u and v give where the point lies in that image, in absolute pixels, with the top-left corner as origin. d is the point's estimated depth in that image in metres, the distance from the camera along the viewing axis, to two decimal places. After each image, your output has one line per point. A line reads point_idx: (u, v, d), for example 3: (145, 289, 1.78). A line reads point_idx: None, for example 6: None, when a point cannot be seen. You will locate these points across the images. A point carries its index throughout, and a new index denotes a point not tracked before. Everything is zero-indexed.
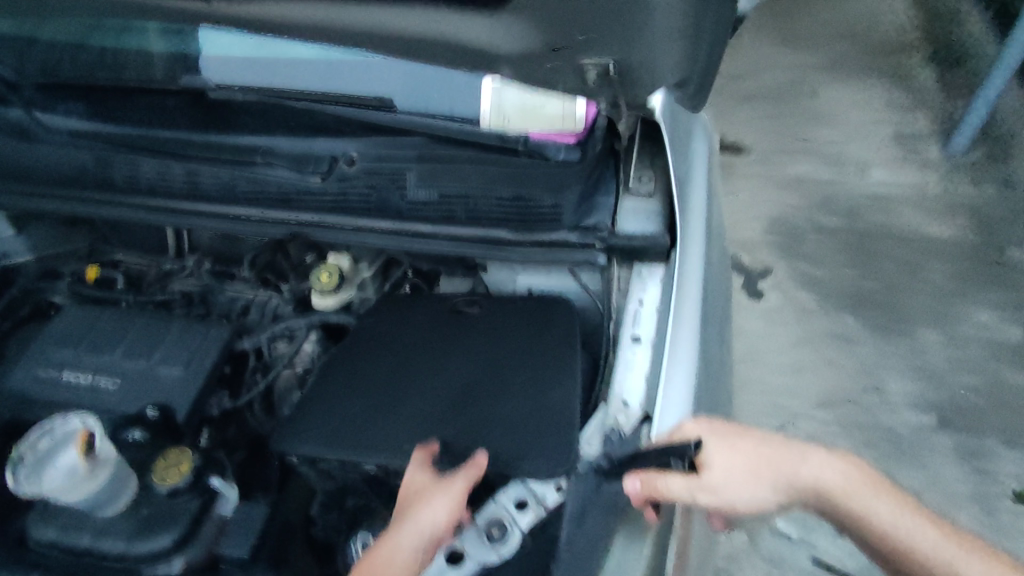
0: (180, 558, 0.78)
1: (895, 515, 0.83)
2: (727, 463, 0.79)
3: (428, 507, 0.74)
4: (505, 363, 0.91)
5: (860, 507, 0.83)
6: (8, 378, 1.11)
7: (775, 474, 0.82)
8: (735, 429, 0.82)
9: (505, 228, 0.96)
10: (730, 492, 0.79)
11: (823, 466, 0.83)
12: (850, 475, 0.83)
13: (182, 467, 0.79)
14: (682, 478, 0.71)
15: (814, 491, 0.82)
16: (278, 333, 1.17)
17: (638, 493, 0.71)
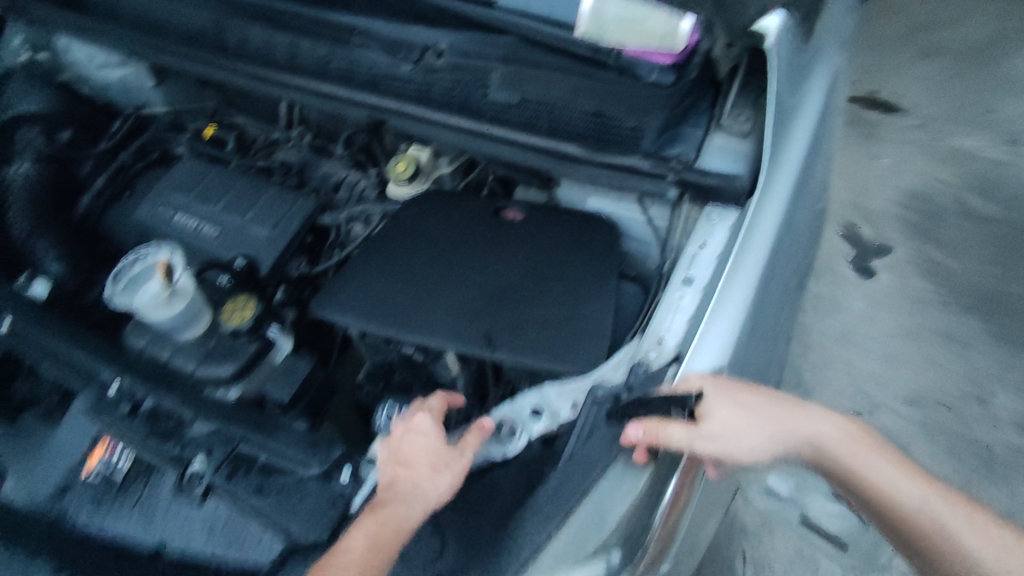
0: (235, 389, 0.89)
1: (898, 476, 0.78)
2: (729, 416, 0.75)
3: (435, 479, 0.74)
4: (543, 271, 0.96)
5: (863, 469, 0.78)
6: (133, 212, 1.27)
7: (781, 430, 0.78)
8: (737, 382, 0.77)
9: (575, 144, 0.93)
10: (729, 441, 0.76)
11: (829, 426, 0.79)
12: (856, 438, 0.79)
13: (246, 312, 0.89)
14: (685, 429, 0.70)
15: (817, 450, 0.79)
16: (355, 214, 1.25)
17: (641, 440, 0.69)
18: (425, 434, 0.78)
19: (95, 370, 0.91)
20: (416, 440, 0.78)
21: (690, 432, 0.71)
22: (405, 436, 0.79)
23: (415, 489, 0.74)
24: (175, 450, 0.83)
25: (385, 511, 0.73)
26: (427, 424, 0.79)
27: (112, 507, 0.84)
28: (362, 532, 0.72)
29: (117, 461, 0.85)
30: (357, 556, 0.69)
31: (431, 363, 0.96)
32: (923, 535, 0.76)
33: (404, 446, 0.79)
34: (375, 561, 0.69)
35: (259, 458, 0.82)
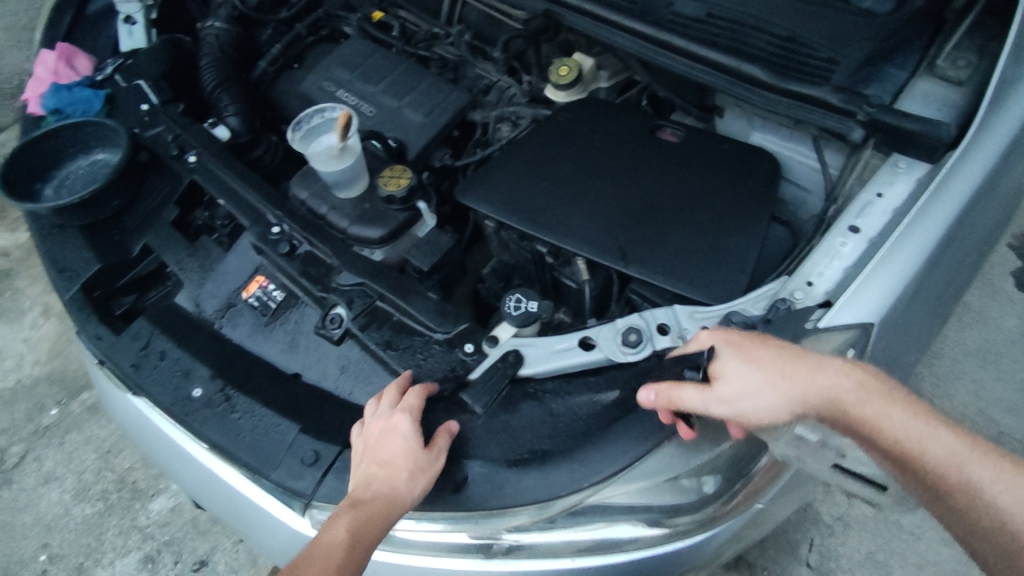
0: (381, 251, 0.96)
1: (916, 426, 0.67)
2: (752, 382, 0.69)
3: (411, 483, 0.73)
4: (692, 195, 0.93)
5: (876, 418, 0.67)
6: (302, 82, 1.36)
7: (798, 387, 0.68)
8: (760, 338, 0.71)
9: (760, 65, 0.85)
10: (755, 409, 0.69)
11: (842, 374, 0.68)
12: (871, 387, 0.68)
13: (400, 182, 0.93)
14: (699, 392, 0.70)
15: (830, 404, 0.68)
16: (505, 115, 1.25)
17: (655, 403, 0.72)
18: (406, 437, 0.75)
19: (263, 211, 1.00)
20: (392, 442, 0.75)
21: (702, 393, 0.70)
22: (385, 434, 0.76)
23: (394, 489, 0.72)
24: (320, 292, 0.91)
25: (364, 508, 0.71)
26: (406, 426, 0.76)
27: (263, 329, 0.93)
28: (342, 524, 0.70)
29: (273, 291, 0.95)
30: (336, 550, 0.68)
31: (559, 269, 0.97)
32: (947, 491, 0.66)
33: (381, 446, 0.75)
34: (354, 554, 0.68)
35: (393, 316, 0.89)
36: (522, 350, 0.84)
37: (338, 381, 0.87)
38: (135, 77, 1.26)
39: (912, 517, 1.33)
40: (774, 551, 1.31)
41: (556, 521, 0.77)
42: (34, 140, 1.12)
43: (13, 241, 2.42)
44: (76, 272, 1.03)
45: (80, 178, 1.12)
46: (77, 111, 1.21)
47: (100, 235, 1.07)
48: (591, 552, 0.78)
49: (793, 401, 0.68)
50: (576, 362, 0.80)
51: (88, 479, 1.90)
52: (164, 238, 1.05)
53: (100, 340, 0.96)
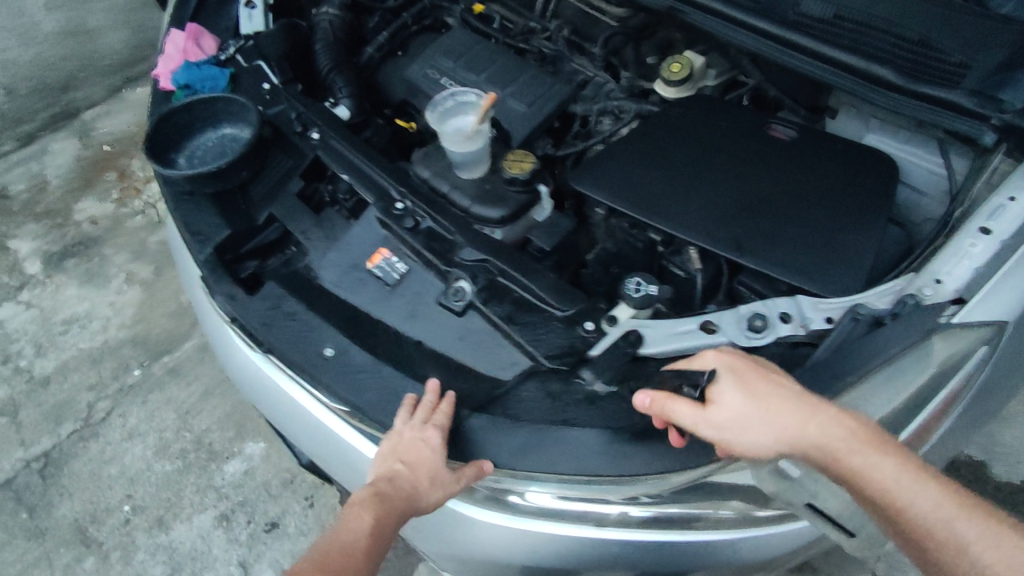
0: (501, 231, 1.01)
1: (908, 483, 0.66)
2: (743, 411, 0.71)
3: (425, 497, 0.82)
4: (805, 191, 0.96)
5: (865, 470, 0.67)
6: (407, 69, 1.42)
7: (788, 428, 0.70)
8: (762, 370, 0.73)
9: (891, 68, 0.88)
10: (743, 438, 0.71)
11: (833, 421, 0.69)
12: (864, 439, 0.68)
13: (525, 165, 1.00)
14: (691, 409, 0.74)
15: (819, 449, 0.69)
16: (607, 109, 1.30)
17: (648, 409, 0.77)
18: (435, 452, 0.82)
19: (386, 187, 1.06)
20: (420, 451, 0.82)
21: (695, 411, 0.73)
22: (414, 443, 0.82)
23: (416, 497, 0.81)
24: (444, 267, 0.97)
25: (389, 506, 0.80)
26: (436, 440, 0.83)
27: (386, 297, 0.99)
28: (369, 516, 0.78)
29: (396, 263, 1.00)
30: (360, 539, 0.76)
31: (669, 257, 1.00)
32: (933, 549, 0.66)
33: (409, 449, 0.82)
34: (376, 544, 0.77)
35: (513, 292, 0.94)
36: (641, 331, 0.88)
37: (458, 349, 0.92)
38: (256, 58, 1.33)
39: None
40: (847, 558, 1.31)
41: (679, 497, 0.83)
42: (168, 113, 1.19)
43: (100, 210, 2.51)
44: (208, 236, 1.11)
45: (211, 150, 1.20)
46: (205, 86, 1.29)
47: (228, 203, 1.15)
48: (710, 529, 0.84)
49: (779, 439, 0.70)
50: (696, 344, 0.84)
51: (168, 437, 1.99)
52: (288, 208, 1.12)
53: (233, 300, 1.03)
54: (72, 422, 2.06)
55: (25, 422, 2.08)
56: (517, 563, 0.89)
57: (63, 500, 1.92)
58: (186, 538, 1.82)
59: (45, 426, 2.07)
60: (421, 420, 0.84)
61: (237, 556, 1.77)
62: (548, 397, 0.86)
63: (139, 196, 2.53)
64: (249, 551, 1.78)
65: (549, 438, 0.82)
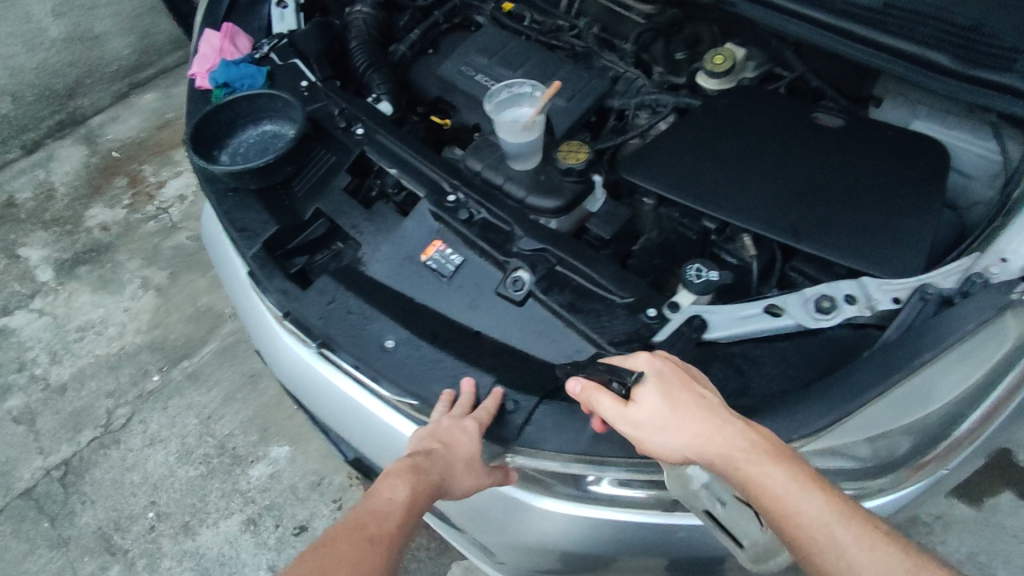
0: (556, 221, 1.01)
1: (801, 501, 0.64)
2: (661, 414, 0.71)
3: (457, 483, 0.79)
4: (856, 177, 0.97)
5: (760, 482, 0.66)
6: (440, 67, 1.42)
7: (697, 435, 0.69)
8: (688, 378, 0.73)
9: (945, 53, 0.90)
10: (657, 439, 0.71)
11: (738, 435, 0.68)
12: (767, 458, 0.66)
13: (581, 155, 1.01)
14: (614, 404, 0.73)
15: (721, 460, 0.67)
16: (646, 102, 1.30)
17: (575, 395, 0.77)
18: (474, 440, 0.81)
19: (437, 180, 1.07)
20: (459, 436, 0.80)
21: (616, 407, 0.73)
22: (453, 428, 0.81)
23: (450, 479, 0.78)
24: (501, 257, 0.97)
25: (424, 479, 0.76)
26: (475, 427, 0.82)
27: (442, 289, 0.99)
28: (404, 487, 0.74)
29: (450, 254, 1.00)
30: (395, 509, 0.72)
31: (723, 245, 1.01)
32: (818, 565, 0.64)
33: (446, 434, 0.81)
34: (409, 518, 0.72)
35: (572, 281, 0.94)
36: (705, 317, 0.87)
37: (520, 339, 0.92)
38: (294, 57, 1.34)
39: (1014, 519, 1.33)
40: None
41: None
42: (211, 112, 1.20)
43: (111, 215, 2.49)
44: (255, 232, 1.10)
45: (253, 148, 1.19)
46: (244, 85, 1.29)
47: (272, 199, 1.14)
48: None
49: (689, 447, 0.69)
50: (763, 327, 0.84)
51: (191, 442, 1.93)
52: (335, 203, 1.12)
53: (287, 295, 1.03)
54: (91, 429, 2.01)
55: (43, 431, 2.03)
56: (575, 548, 0.87)
57: (85, 509, 1.86)
58: (212, 544, 1.75)
59: (65, 433, 2.02)
60: (461, 413, 0.83)
61: (266, 560, 1.70)
62: None
63: (151, 200, 2.50)
64: (278, 555, 1.71)
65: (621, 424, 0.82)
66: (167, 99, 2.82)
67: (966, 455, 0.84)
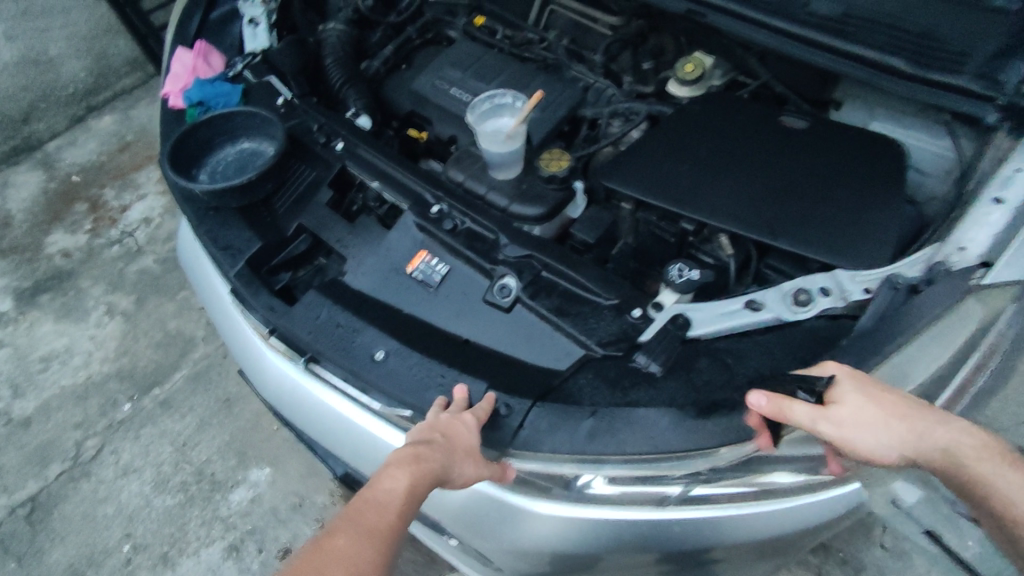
0: (539, 228, 1.03)
1: (1004, 477, 0.77)
2: (863, 409, 0.75)
3: (460, 471, 0.77)
4: (825, 175, 1.02)
5: (973, 468, 0.76)
6: (414, 81, 1.44)
7: (910, 430, 0.76)
8: (879, 380, 0.78)
9: (902, 58, 0.96)
10: (861, 435, 0.75)
11: (938, 422, 0.76)
12: (960, 437, 0.77)
13: (563, 163, 1.03)
14: (810, 410, 0.75)
15: (933, 450, 0.76)
16: (618, 111, 1.34)
17: (761, 408, 0.77)
18: (473, 431, 0.81)
19: (421, 192, 1.08)
20: (459, 428, 0.80)
21: (816, 411, 0.75)
22: (450, 422, 0.81)
23: (451, 467, 0.76)
24: (488, 265, 0.99)
25: (425, 467, 0.73)
26: (473, 420, 0.82)
27: (431, 299, 1.00)
28: (405, 475, 0.71)
29: (437, 265, 1.01)
30: (396, 498, 0.68)
31: (700, 246, 1.05)
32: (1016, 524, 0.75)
33: (447, 426, 0.80)
34: (412, 507, 0.69)
35: (559, 285, 0.96)
36: (689, 314, 0.91)
37: (511, 344, 0.94)
38: (268, 74, 1.34)
39: None
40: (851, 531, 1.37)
41: (732, 471, 0.83)
42: (188, 130, 1.19)
43: (72, 242, 2.42)
44: (239, 250, 1.10)
45: (232, 165, 1.19)
46: (219, 103, 1.29)
47: (253, 216, 1.14)
48: (762, 500, 0.85)
49: (896, 437, 0.76)
50: (744, 322, 0.88)
51: (167, 470, 1.88)
52: (319, 218, 1.12)
53: (273, 310, 1.02)
54: (60, 463, 1.94)
55: (8, 467, 1.95)
56: (571, 549, 0.88)
57: (56, 545, 1.79)
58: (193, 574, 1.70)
59: (31, 468, 1.94)
60: (458, 410, 0.84)
61: None
62: (606, 384, 0.86)
63: (115, 225, 2.44)
64: None
65: (613, 419, 0.83)
66: (126, 121, 2.75)
67: None
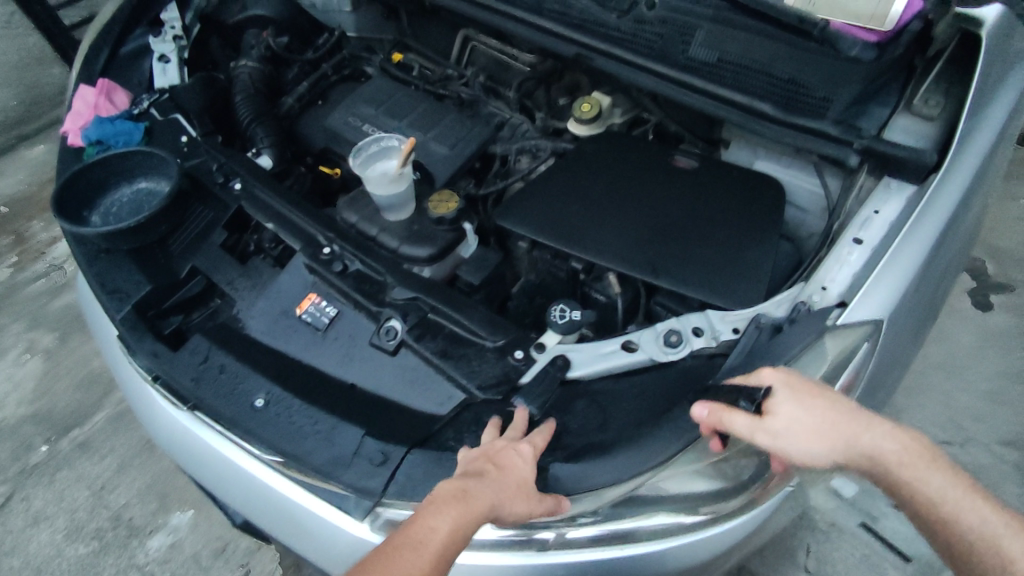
0: (429, 269, 1.04)
1: (956, 494, 0.73)
2: (802, 418, 0.75)
3: (511, 506, 0.73)
4: (709, 215, 1.05)
5: (917, 484, 0.73)
6: (327, 118, 1.43)
7: (845, 438, 0.75)
8: (817, 385, 0.77)
9: (769, 103, 1.01)
10: (801, 446, 0.74)
11: (889, 436, 0.75)
12: (915, 454, 0.74)
13: (450, 205, 1.04)
14: (750, 421, 0.75)
15: (874, 458, 0.74)
16: (526, 147, 1.35)
17: (703, 420, 0.77)
18: (525, 460, 0.78)
19: (314, 233, 1.07)
20: (512, 457, 0.77)
21: (753, 422, 0.75)
22: (505, 449, 0.78)
23: (501, 502, 0.72)
24: (374, 307, 0.98)
25: (471, 506, 0.70)
26: (528, 450, 0.79)
27: (318, 343, 0.99)
28: (450, 513, 0.69)
29: (325, 307, 1.01)
30: (439, 537, 0.67)
31: (591, 284, 1.06)
32: (967, 549, 0.71)
33: (498, 455, 0.77)
34: (454, 551, 0.67)
35: (445, 327, 0.96)
36: (569, 355, 0.92)
37: (395, 389, 0.93)
38: (173, 111, 1.32)
39: (899, 518, 1.39)
40: (773, 560, 1.37)
41: (618, 514, 0.81)
42: (81, 170, 1.15)
43: None
44: (127, 293, 1.06)
45: (126, 206, 1.15)
46: (119, 141, 1.25)
47: (147, 258, 1.10)
48: (672, 535, 0.82)
49: (842, 453, 0.75)
50: (620, 363, 0.89)
51: (81, 517, 1.79)
52: (212, 259, 1.10)
53: (156, 357, 0.99)
54: None
55: None
56: None
57: None
58: None
59: None
60: (515, 433, 0.81)
61: None
62: (483, 428, 0.87)
63: (41, 258, 2.36)
64: None
65: None
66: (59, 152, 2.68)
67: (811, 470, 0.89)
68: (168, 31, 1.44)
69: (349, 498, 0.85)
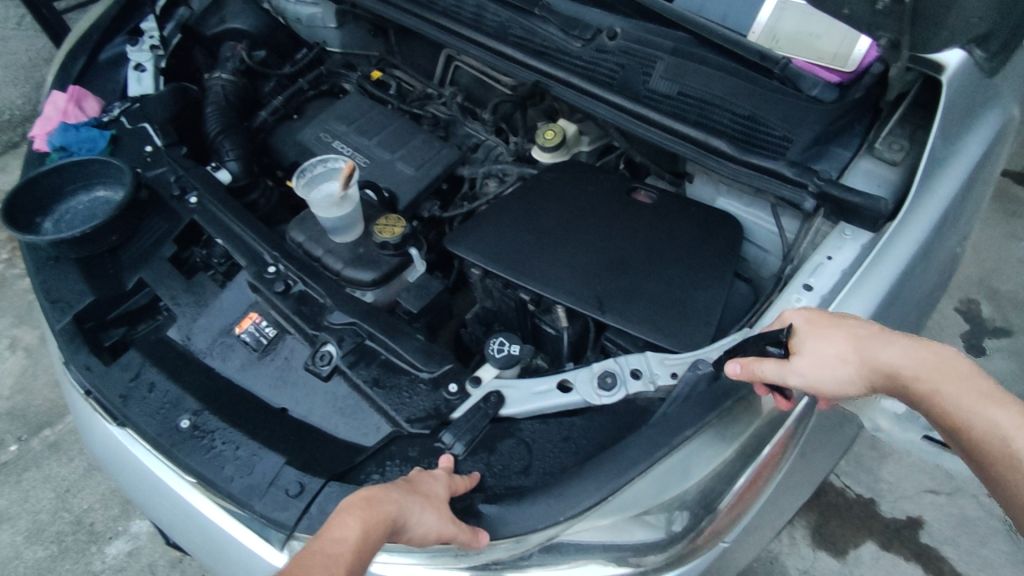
0: (370, 293, 1.06)
1: (974, 401, 0.65)
2: (829, 351, 0.71)
3: (425, 519, 0.70)
4: (664, 251, 1.02)
5: (932, 395, 0.66)
6: (298, 132, 1.41)
7: (868, 358, 0.69)
8: (838, 315, 0.73)
9: (723, 140, 0.97)
10: (833, 378, 0.71)
11: (906, 351, 0.67)
12: (936, 369, 0.66)
13: (394, 230, 1.05)
14: (778, 365, 0.73)
15: (894, 380, 0.68)
16: (492, 172, 1.30)
17: (738, 375, 0.76)
18: (438, 480, 0.76)
19: (261, 251, 1.06)
20: (424, 477, 0.75)
21: (782, 365, 0.72)
22: (423, 473, 0.76)
23: (412, 511, 0.69)
24: (311, 331, 0.97)
25: (379, 510, 0.66)
26: (440, 472, 0.77)
27: (253, 364, 0.97)
28: (355, 520, 0.65)
29: (265, 327, 0.99)
30: (345, 548, 0.63)
31: (541, 314, 1.03)
32: (987, 459, 0.64)
33: (411, 475, 0.75)
34: (363, 560, 0.63)
35: (380, 355, 0.94)
36: (504, 391, 0.89)
37: (326, 415, 0.91)
38: (141, 120, 1.31)
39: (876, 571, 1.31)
40: None
41: (554, 559, 0.78)
42: (37, 177, 1.15)
43: None
44: (69, 303, 1.04)
45: (80, 214, 1.15)
46: (82, 149, 1.25)
47: (95, 268, 1.09)
48: None
49: (868, 375, 0.69)
50: (553, 403, 0.87)
51: (44, 519, 1.66)
52: (159, 272, 1.09)
53: (89, 370, 0.98)
54: None
55: None
56: None
57: None
58: None
59: None
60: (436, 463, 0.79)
61: None
62: (406, 463, 0.83)
63: None
64: None
65: None
66: None
67: (746, 526, 0.86)
68: (147, 41, 1.45)
69: (267, 526, 0.83)
